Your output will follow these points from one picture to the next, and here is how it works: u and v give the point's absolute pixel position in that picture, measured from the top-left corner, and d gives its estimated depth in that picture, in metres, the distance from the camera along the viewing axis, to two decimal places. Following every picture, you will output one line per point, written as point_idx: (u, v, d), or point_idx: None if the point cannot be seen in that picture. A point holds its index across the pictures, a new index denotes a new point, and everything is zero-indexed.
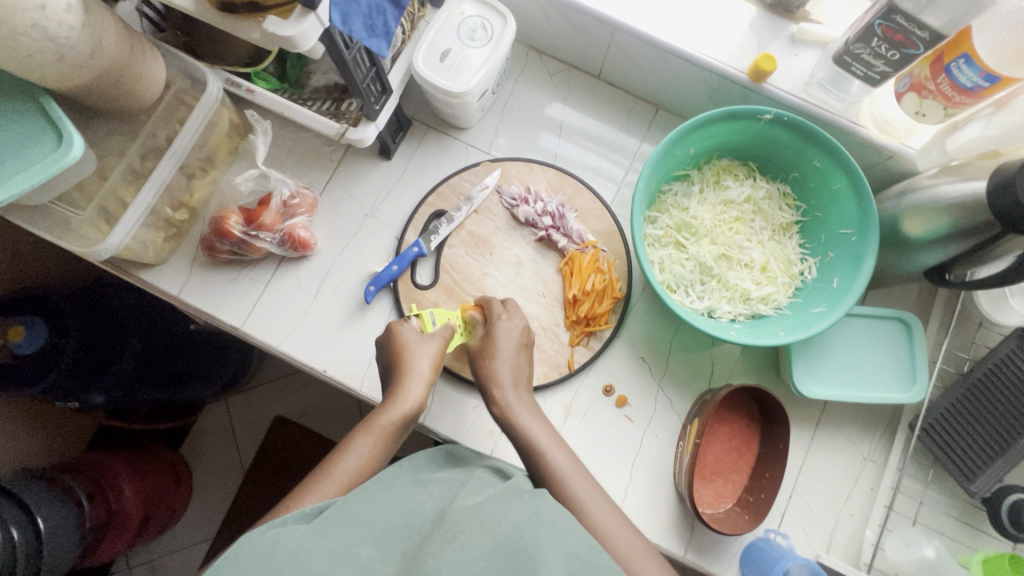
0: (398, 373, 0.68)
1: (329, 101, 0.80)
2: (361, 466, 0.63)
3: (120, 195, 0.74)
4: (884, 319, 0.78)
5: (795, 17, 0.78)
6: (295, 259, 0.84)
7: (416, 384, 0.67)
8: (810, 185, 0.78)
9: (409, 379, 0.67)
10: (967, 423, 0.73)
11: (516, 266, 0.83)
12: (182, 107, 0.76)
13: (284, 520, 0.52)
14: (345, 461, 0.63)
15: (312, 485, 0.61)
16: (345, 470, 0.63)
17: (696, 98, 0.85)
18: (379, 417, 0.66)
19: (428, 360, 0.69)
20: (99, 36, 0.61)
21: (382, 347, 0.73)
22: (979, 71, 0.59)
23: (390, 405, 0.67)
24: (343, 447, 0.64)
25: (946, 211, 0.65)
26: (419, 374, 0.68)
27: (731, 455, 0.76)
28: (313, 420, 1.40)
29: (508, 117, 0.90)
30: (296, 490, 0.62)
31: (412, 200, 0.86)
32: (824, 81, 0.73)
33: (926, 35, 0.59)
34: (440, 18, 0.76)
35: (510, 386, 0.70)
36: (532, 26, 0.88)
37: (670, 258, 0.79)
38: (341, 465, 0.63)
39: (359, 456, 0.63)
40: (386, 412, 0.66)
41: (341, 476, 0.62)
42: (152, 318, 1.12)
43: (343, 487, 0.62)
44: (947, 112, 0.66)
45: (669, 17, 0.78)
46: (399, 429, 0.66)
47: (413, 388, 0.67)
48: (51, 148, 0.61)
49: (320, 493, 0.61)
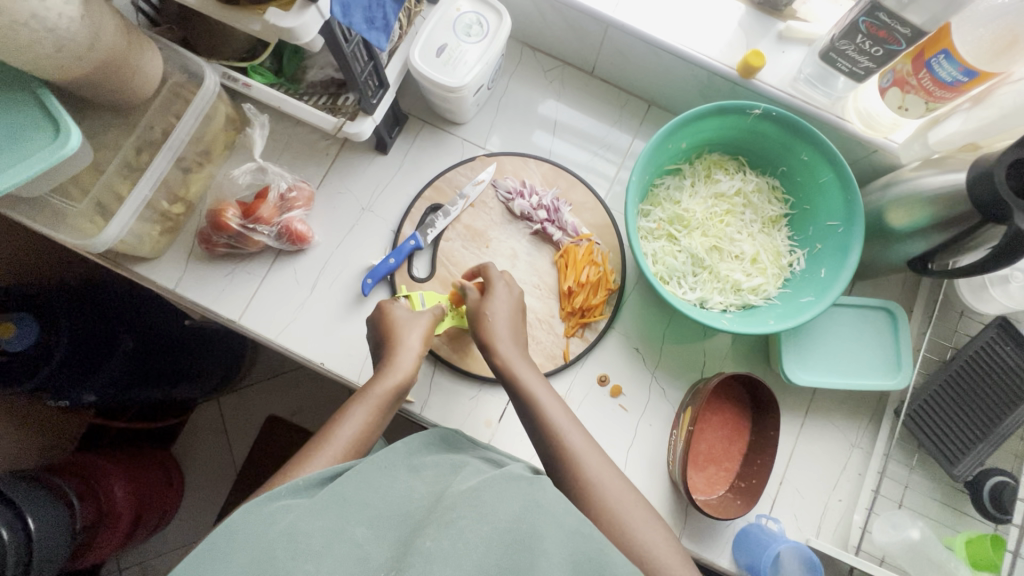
0: (388, 347, 0.70)
1: (326, 96, 0.80)
2: (359, 432, 0.64)
3: (116, 189, 0.74)
4: (869, 309, 0.80)
5: (782, 15, 0.80)
6: (292, 253, 0.84)
7: (406, 355, 0.69)
8: (797, 179, 0.81)
9: (400, 351, 0.69)
10: (950, 409, 0.76)
11: (512, 259, 0.84)
12: (178, 101, 0.76)
13: (279, 494, 0.53)
14: (338, 431, 0.63)
15: (310, 454, 0.61)
16: (343, 437, 0.63)
17: (687, 94, 0.87)
18: (373, 387, 0.66)
19: (418, 335, 0.71)
20: (97, 29, 0.61)
21: (372, 325, 0.74)
22: (959, 66, 0.61)
23: (381, 376, 0.68)
24: (337, 419, 0.64)
25: (928, 202, 0.67)
26: (409, 347, 0.70)
27: (723, 443, 0.78)
28: (308, 417, 1.40)
29: (503, 113, 0.91)
30: (296, 460, 0.62)
31: (408, 194, 0.87)
32: (811, 77, 0.75)
33: (908, 32, 0.61)
34: (436, 14, 0.78)
35: (511, 342, 0.71)
36: (527, 23, 0.89)
37: (663, 250, 0.81)
38: (338, 433, 0.63)
39: (354, 425, 0.64)
40: (379, 383, 0.67)
41: (336, 446, 0.62)
42: (143, 317, 1.12)
43: (341, 455, 0.62)
44: (929, 106, 0.69)
45: (661, 15, 0.79)
46: (391, 400, 0.67)
47: (404, 359, 0.68)
48: (48, 141, 0.61)
49: (317, 463, 0.61)
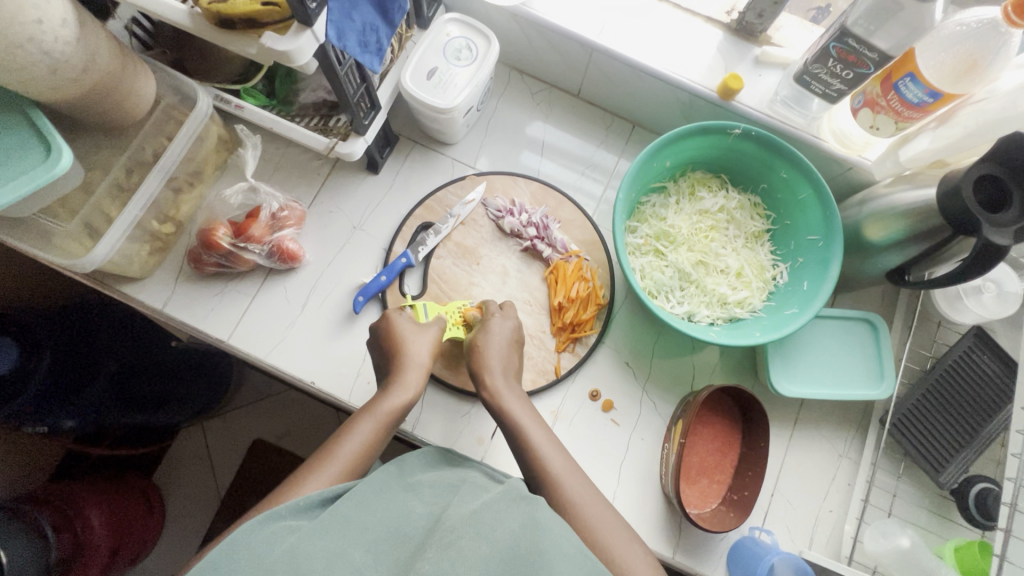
0: (396, 362, 0.69)
1: (317, 118, 0.82)
2: (362, 448, 0.62)
3: (105, 209, 0.74)
4: (852, 320, 0.82)
5: (758, 41, 0.84)
6: (283, 271, 0.84)
7: (415, 371, 0.68)
8: (778, 196, 0.83)
9: (407, 367, 0.68)
10: (934, 418, 0.77)
11: (502, 276, 0.85)
12: (171, 122, 0.77)
13: (279, 515, 0.52)
14: (344, 445, 0.62)
15: (314, 469, 0.60)
16: (347, 452, 0.62)
17: (670, 115, 0.90)
18: (380, 403, 0.66)
19: (424, 347, 0.70)
20: (93, 52, 0.62)
21: (377, 337, 0.73)
22: (924, 87, 0.64)
23: (390, 391, 0.67)
24: (342, 432, 0.63)
25: (904, 217, 0.70)
26: (418, 362, 0.69)
27: (715, 455, 0.78)
28: (294, 441, 1.37)
29: (492, 134, 0.93)
30: (298, 473, 0.61)
31: (399, 213, 0.88)
32: (787, 99, 0.79)
33: (875, 56, 0.65)
34: (426, 39, 0.80)
35: (499, 371, 0.71)
36: (514, 47, 0.92)
37: (650, 265, 0.83)
38: (342, 447, 0.62)
39: (359, 440, 0.63)
40: (387, 399, 0.66)
41: (342, 459, 0.61)
42: (130, 340, 1.09)
43: (344, 471, 0.61)
44: (898, 126, 0.72)
45: (643, 40, 0.83)
46: (398, 415, 0.66)
47: (411, 376, 0.68)
48: (39, 159, 0.62)
49: (319, 478, 0.60)
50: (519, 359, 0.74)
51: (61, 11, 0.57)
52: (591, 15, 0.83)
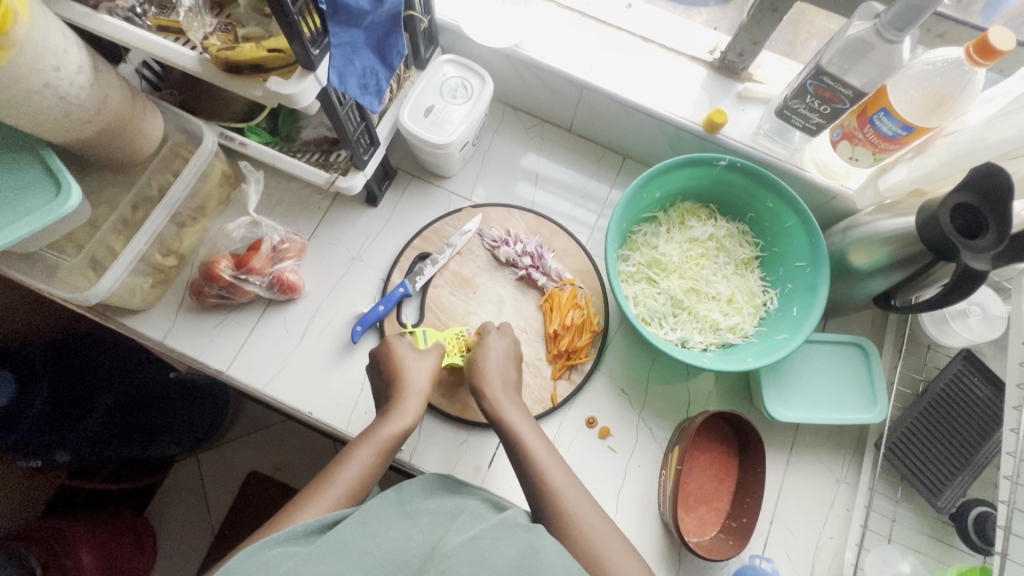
0: (396, 388, 0.69)
1: (319, 153, 0.84)
2: (362, 473, 0.62)
3: (110, 244, 0.76)
4: (842, 344, 0.84)
5: (740, 78, 0.88)
6: (282, 302, 0.86)
7: (414, 397, 0.68)
8: (765, 224, 0.86)
9: (407, 392, 0.68)
10: (928, 441, 0.78)
11: (498, 304, 0.87)
12: (177, 160, 0.80)
13: (276, 541, 0.52)
14: (343, 471, 0.62)
15: (313, 493, 0.60)
16: (348, 477, 0.62)
17: (659, 148, 0.94)
18: (380, 428, 0.66)
19: (425, 373, 0.71)
20: (105, 95, 0.65)
21: (377, 363, 0.74)
22: (897, 121, 0.67)
23: (389, 417, 0.67)
24: (343, 457, 0.63)
25: (886, 244, 0.72)
26: (418, 388, 0.69)
27: (712, 482, 0.78)
28: (290, 473, 1.36)
29: (488, 167, 0.97)
30: (297, 498, 0.61)
31: (397, 244, 0.90)
32: (770, 132, 0.83)
33: (850, 93, 0.69)
34: (424, 78, 0.84)
35: (502, 392, 0.70)
36: (508, 86, 0.96)
37: (643, 293, 0.84)
38: (342, 472, 0.62)
39: (359, 465, 0.63)
40: (387, 424, 0.66)
41: (342, 484, 0.61)
42: (129, 370, 1.09)
43: (343, 496, 0.61)
44: (876, 157, 0.74)
45: (631, 78, 0.87)
46: (398, 441, 0.66)
47: (412, 403, 0.68)
48: (49, 197, 0.64)
49: (319, 503, 0.60)
50: (517, 371, 0.75)
51: (77, 58, 0.61)
52: (580, 56, 0.87)
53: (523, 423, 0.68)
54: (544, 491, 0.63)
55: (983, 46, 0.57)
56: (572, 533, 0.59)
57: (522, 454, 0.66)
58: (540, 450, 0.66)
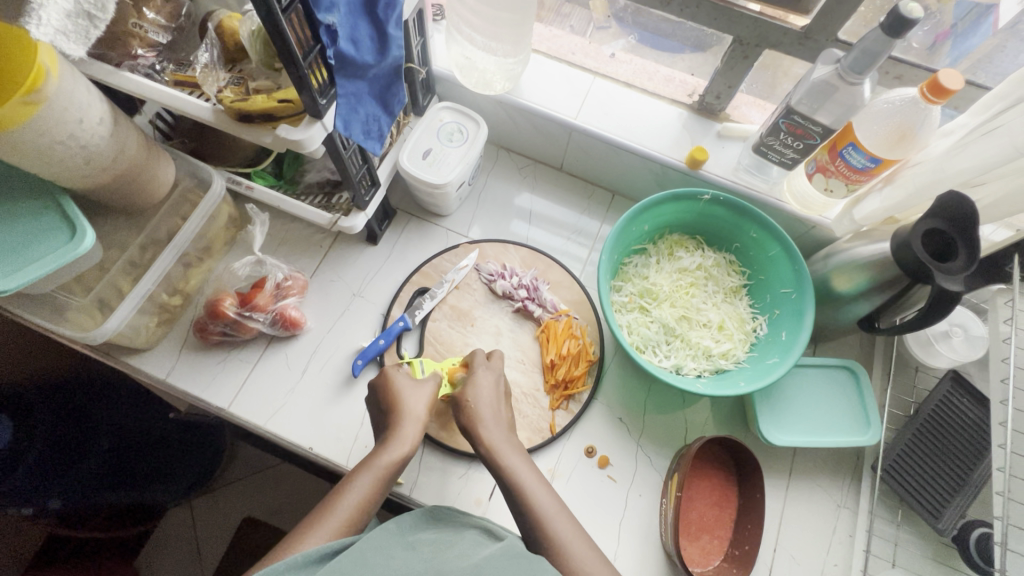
0: (394, 416, 0.70)
1: (321, 195, 0.88)
2: (361, 502, 0.63)
3: (118, 284, 0.78)
4: (831, 368, 0.86)
5: (719, 118, 0.94)
6: (284, 339, 0.88)
7: (411, 425, 0.69)
8: (750, 254, 0.89)
9: (404, 420, 0.69)
10: (923, 462, 0.78)
11: (496, 336, 0.89)
12: (186, 204, 0.83)
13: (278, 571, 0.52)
14: (343, 500, 0.62)
15: (313, 523, 0.61)
16: (347, 506, 0.62)
17: (645, 184, 0.98)
18: (377, 457, 0.67)
19: (421, 401, 0.72)
20: (123, 144, 0.69)
21: (374, 393, 0.75)
22: (865, 155, 0.72)
23: (387, 445, 0.68)
24: (342, 487, 0.64)
25: (864, 269, 0.76)
26: (415, 415, 0.70)
27: (713, 510, 0.78)
28: (286, 518, 1.33)
29: (483, 205, 1.01)
30: (297, 530, 0.61)
31: (397, 280, 0.93)
32: (749, 167, 0.88)
33: (819, 130, 0.74)
34: (422, 123, 0.89)
35: (490, 425, 0.71)
36: (501, 130, 1.02)
37: (636, 321, 0.87)
38: (341, 502, 0.62)
39: (358, 494, 0.63)
40: (385, 452, 0.67)
41: (341, 514, 0.61)
42: (128, 414, 1.09)
43: (343, 526, 0.61)
44: (850, 188, 0.79)
45: (617, 120, 0.92)
46: (396, 469, 0.67)
47: (408, 430, 0.69)
48: (64, 241, 0.67)
49: (319, 533, 0.60)
50: (506, 409, 0.75)
51: (100, 111, 0.65)
52: (568, 101, 0.93)
53: (523, 453, 0.69)
54: (545, 519, 0.63)
55: (935, 86, 0.63)
56: (573, 562, 0.59)
57: (522, 483, 0.66)
58: (540, 478, 0.66)
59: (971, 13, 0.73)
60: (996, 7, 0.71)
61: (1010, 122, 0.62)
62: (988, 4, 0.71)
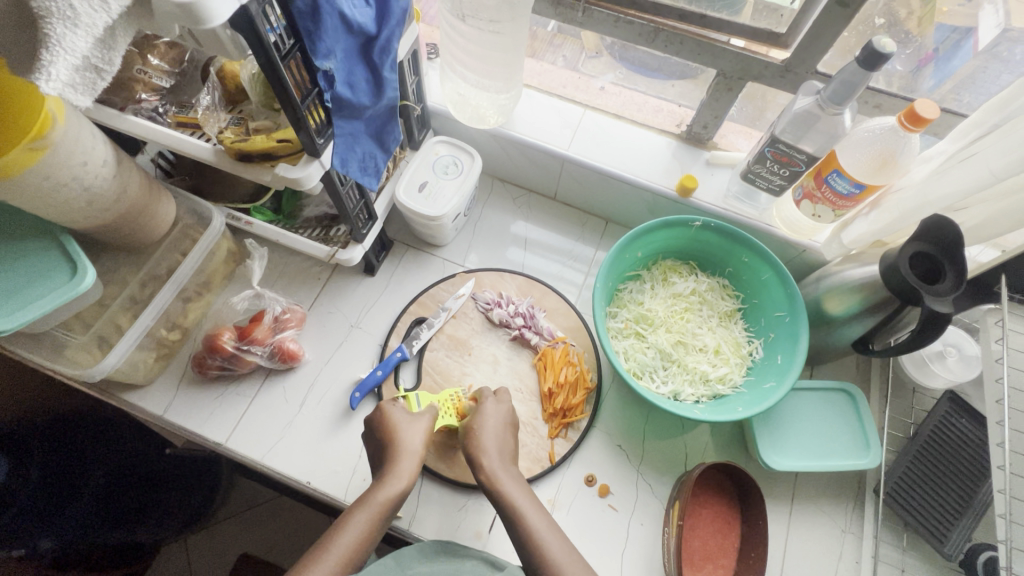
0: (390, 451, 0.70)
1: (319, 229, 0.89)
2: (359, 540, 0.62)
3: (117, 321, 0.79)
4: (828, 390, 0.86)
5: (707, 146, 0.96)
6: (282, 372, 0.88)
7: (409, 460, 0.69)
8: (743, 278, 0.91)
9: (402, 455, 0.69)
10: (925, 486, 0.78)
11: (493, 364, 0.89)
12: (186, 241, 0.85)
13: None
14: (341, 537, 0.62)
15: (310, 561, 0.60)
16: (344, 543, 0.61)
17: (638, 211, 1.00)
18: (376, 492, 0.66)
19: (418, 434, 0.72)
20: (125, 184, 0.71)
21: (372, 427, 0.75)
22: (850, 181, 0.73)
23: (385, 481, 0.67)
24: (339, 524, 0.63)
25: (856, 292, 0.77)
26: (413, 450, 0.70)
27: (716, 538, 0.77)
28: (281, 555, 1.29)
29: (479, 234, 1.03)
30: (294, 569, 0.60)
31: (394, 310, 0.94)
32: (738, 194, 0.90)
33: (805, 158, 0.76)
34: (418, 157, 0.92)
35: (490, 456, 0.71)
36: (495, 161, 1.05)
37: (632, 347, 0.87)
38: (338, 540, 0.62)
39: (355, 532, 0.62)
40: (383, 488, 0.67)
41: (338, 552, 0.61)
42: (124, 450, 1.07)
43: (340, 564, 0.60)
44: (837, 213, 0.80)
45: (608, 151, 0.95)
46: (394, 504, 0.66)
47: (406, 464, 0.68)
48: (64, 280, 0.67)
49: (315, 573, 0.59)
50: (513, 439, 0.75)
51: (103, 154, 0.67)
52: (559, 134, 0.96)
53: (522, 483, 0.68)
54: (545, 551, 0.62)
55: (912, 115, 0.65)
56: None
57: (521, 514, 0.66)
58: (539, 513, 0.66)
59: (949, 38, 0.75)
60: (975, 30, 0.73)
61: (985, 150, 0.64)
62: (967, 26, 0.73)
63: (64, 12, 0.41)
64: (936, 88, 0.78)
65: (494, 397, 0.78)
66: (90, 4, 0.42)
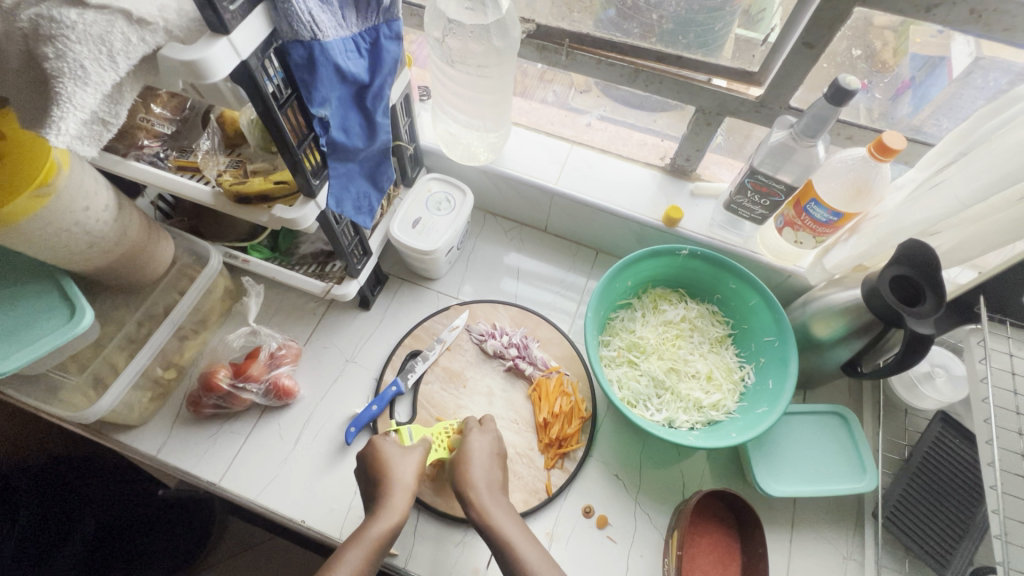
0: (383, 486, 0.70)
1: (314, 265, 0.91)
2: None
3: (113, 362, 0.80)
4: (822, 414, 0.87)
5: (691, 178, 1.00)
6: (278, 408, 0.88)
7: (402, 495, 0.69)
8: (732, 304, 0.92)
9: (395, 491, 0.69)
10: (923, 508, 0.77)
11: (488, 396, 0.90)
12: (184, 280, 0.86)
13: None
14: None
15: None
16: None
17: (627, 241, 1.03)
18: (369, 529, 0.66)
19: (410, 469, 0.72)
20: (125, 227, 0.73)
21: (363, 462, 0.74)
22: (827, 209, 0.76)
23: (376, 517, 0.67)
24: (332, 562, 0.62)
25: (841, 315, 0.78)
26: (405, 484, 0.70)
27: (716, 568, 0.76)
28: None
29: (473, 267, 1.05)
30: None
31: (389, 344, 0.95)
32: (722, 223, 0.93)
33: (783, 187, 0.79)
34: (411, 194, 0.94)
35: (484, 488, 0.71)
36: (487, 196, 1.08)
37: (626, 375, 0.88)
38: None
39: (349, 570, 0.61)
40: (375, 524, 0.66)
41: None
42: (117, 493, 1.05)
43: None
44: (818, 239, 0.82)
45: (595, 184, 0.98)
46: (388, 542, 0.66)
47: (399, 500, 0.68)
48: (62, 322, 0.68)
49: None
50: (501, 471, 0.75)
51: (105, 199, 0.69)
52: (548, 168, 1.00)
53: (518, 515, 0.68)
54: None
55: (881, 147, 0.68)
56: None
57: (518, 549, 0.65)
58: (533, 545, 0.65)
59: (926, 65, 0.77)
60: (948, 61, 0.74)
61: (952, 178, 0.67)
62: (939, 55, 0.75)
63: (75, 72, 0.45)
64: (914, 114, 0.82)
65: (478, 426, 0.79)
66: (99, 65, 0.46)
